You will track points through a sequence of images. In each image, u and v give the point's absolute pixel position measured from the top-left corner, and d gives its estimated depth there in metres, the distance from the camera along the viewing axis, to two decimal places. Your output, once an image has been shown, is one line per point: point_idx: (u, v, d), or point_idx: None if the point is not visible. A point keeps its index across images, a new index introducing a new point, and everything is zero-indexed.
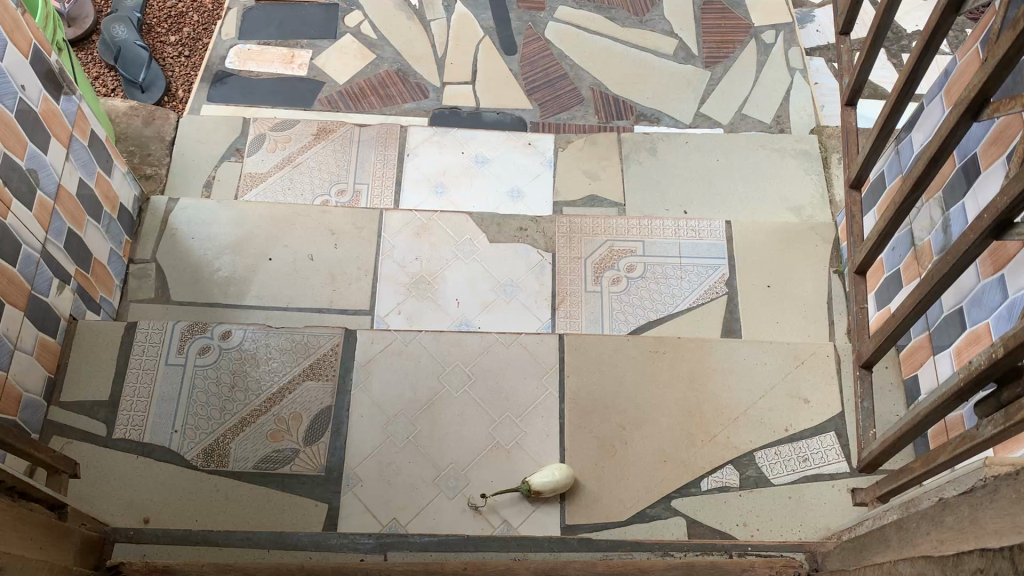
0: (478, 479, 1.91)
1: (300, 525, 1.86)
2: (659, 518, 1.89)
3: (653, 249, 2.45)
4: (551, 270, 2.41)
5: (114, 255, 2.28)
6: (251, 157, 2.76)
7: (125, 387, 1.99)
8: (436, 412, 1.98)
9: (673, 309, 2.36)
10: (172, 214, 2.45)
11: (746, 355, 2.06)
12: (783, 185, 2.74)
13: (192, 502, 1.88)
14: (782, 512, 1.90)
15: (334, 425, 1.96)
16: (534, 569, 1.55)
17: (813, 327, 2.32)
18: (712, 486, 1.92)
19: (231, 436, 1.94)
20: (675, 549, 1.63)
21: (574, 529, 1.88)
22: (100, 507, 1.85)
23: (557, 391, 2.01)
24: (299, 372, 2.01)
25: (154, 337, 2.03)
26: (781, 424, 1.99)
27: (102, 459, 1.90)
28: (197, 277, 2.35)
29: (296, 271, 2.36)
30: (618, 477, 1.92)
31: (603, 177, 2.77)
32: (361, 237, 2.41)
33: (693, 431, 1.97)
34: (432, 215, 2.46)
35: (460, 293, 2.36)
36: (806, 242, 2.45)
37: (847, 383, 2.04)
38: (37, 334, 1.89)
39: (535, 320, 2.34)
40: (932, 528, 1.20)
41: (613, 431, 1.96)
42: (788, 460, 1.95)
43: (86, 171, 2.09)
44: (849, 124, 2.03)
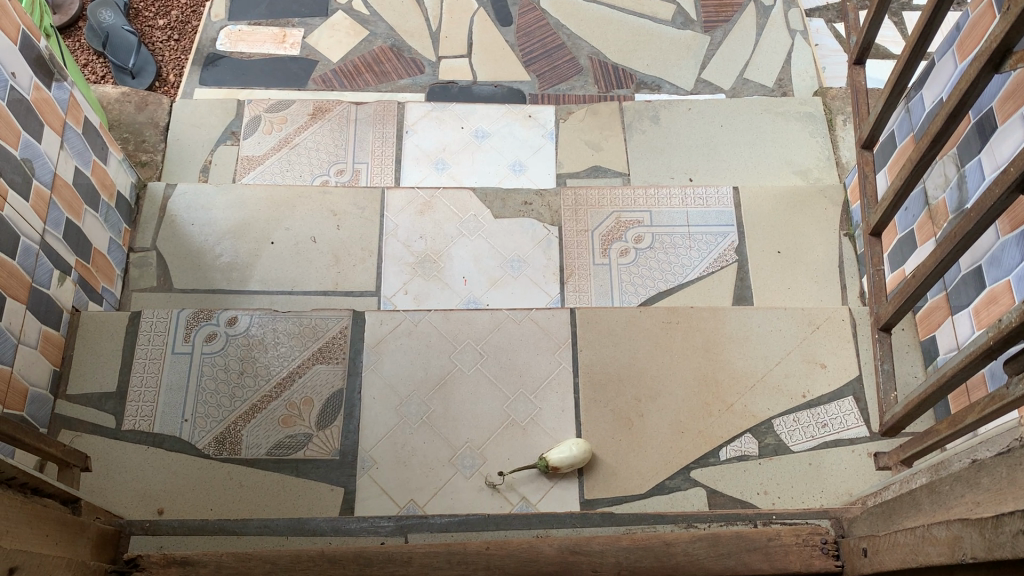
0: (494, 457, 1.89)
1: (317, 511, 1.84)
2: (678, 489, 1.87)
3: (661, 218, 2.41)
4: (557, 244, 2.38)
5: (114, 244, 2.24)
6: (248, 140, 2.72)
7: (132, 378, 1.95)
8: (449, 391, 1.95)
9: (683, 279, 2.33)
10: (171, 201, 2.41)
11: (760, 322, 2.03)
12: (789, 149, 2.70)
13: (205, 491, 1.85)
14: (802, 479, 1.88)
15: (346, 408, 1.93)
16: (557, 546, 1.53)
17: (825, 292, 2.29)
18: (732, 455, 1.90)
19: (242, 423, 1.91)
20: (699, 520, 1.61)
21: (593, 503, 1.86)
22: (113, 500, 1.83)
23: (570, 365, 1.98)
24: (308, 356, 1.98)
25: (159, 326, 2.00)
26: (799, 391, 1.97)
27: (112, 451, 1.87)
28: (199, 264, 2.32)
29: (299, 254, 2.32)
30: (636, 450, 1.90)
31: (606, 147, 2.73)
32: (364, 216, 2.37)
33: (710, 401, 1.95)
34: (433, 191, 2.42)
35: (467, 270, 2.33)
36: (815, 206, 2.41)
37: (863, 347, 2.01)
38: (40, 327, 1.86)
39: (544, 295, 2.31)
40: (968, 490, 1.17)
41: (628, 404, 1.94)
42: (807, 427, 1.93)
43: (82, 160, 2.05)
44: (859, 83, 1.99)
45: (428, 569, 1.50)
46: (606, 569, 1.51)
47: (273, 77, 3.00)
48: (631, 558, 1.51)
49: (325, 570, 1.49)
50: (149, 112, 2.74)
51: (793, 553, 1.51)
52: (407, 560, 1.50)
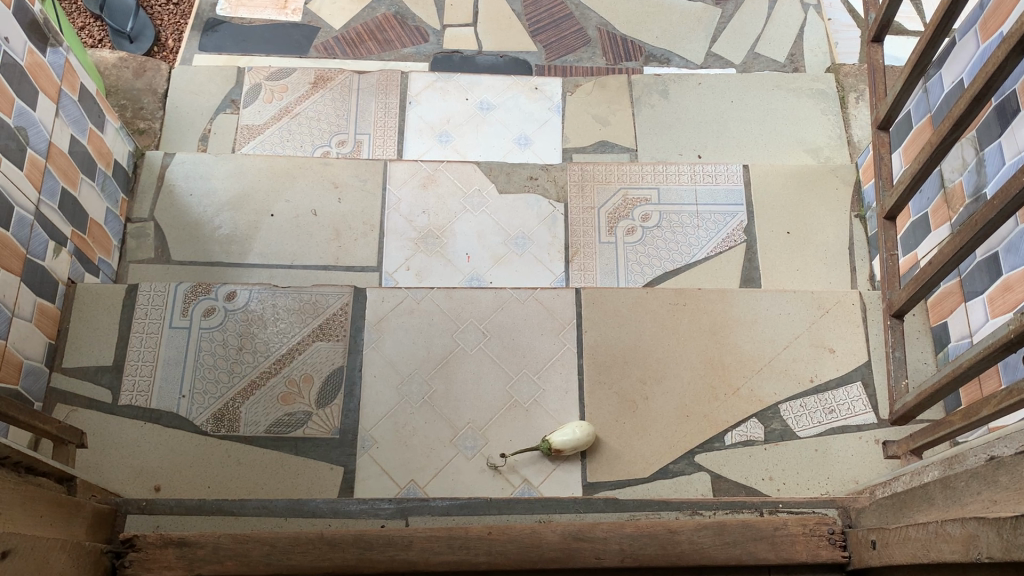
0: (496, 438, 1.86)
1: (317, 490, 1.82)
2: (682, 474, 1.84)
3: (669, 196, 2.37)
4: (563, 221, 2.33)
5: (110, 214, 2.20)
6: (248, 109, 2.66)
7: (128, 352, 1.92)
8: (451, 370, 1.92)
9: (690, 260, 2.29)
10: (169, 170, 2.36)
11: (769, 305, 2.00)
12: (799, 127, 2.64)
13: (203, 468, 1.83)
14: (808, 465, 1.85)
15: (347, 386, 1.90)
16: (561, 532, 1.50)
17: (835, 274, 2.26)
18: (737, 440, 1.88)
19: (240, 400, 1.88)
20: (704, 508, 1.59)
21: (596, 486, 1.83)
22: (109, 476, 1.80)
23: (575, 346, 1.94)
24: (308, 333, 1.94)
25: (157, 299, 1.96)
26: (807, 375, 1.94)
27: (109, 427, 1.85)
28: (197, 236, 2.28)
29: (300, 227, 2.28)
30: (640, 433, 1.87)
31: (613, 121, 2.68)
32: (366, 190, 2.33)
33: (716, 385, 1.92)
34: (437, 165, 2.37)
35: (470, 247, 2.29)
36: (826, 186, 2.37)
37: (873, 331, 1.98)
38: (34, 299, 1.82)
39: (549, 274, 2.27)
40: (985, 488, 1.14)
41: (633, 386, 1.91)
42: (814, 412, 1.90)
43: (78, 128, 2.00)
44: (877, 61, 1.93)
45: (429, 553, 1.48)
46: (609, 557, 1.48)
47: (275, 43, 2.94)
48: (635, 546, 1.49)
49: (324, 553, 1.47)
50: (148, 78, 2.69)
51: (800, 543, 1.50)
52: (408, 545, 1.48)
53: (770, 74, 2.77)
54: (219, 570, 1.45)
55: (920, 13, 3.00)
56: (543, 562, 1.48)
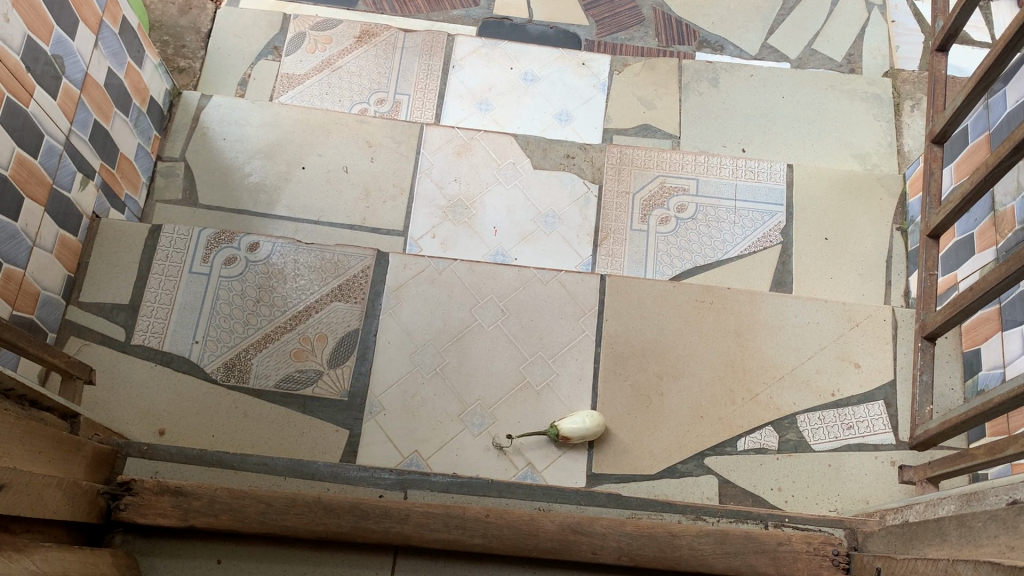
0: (505, 419, 1.84)
1: (319, 452, 1.80)
2: (689, 475, 1.81)
3: (707, 188, 2.31)
4: (595, 203, 2.28)
5: (142, 151, 2.18)
6: (289, 58, 2.62)
7: (146, 292, 1.91)
8: (466, 345, 1.89)
9: (722, 256, 2.23)
10: (205, 112, 2.33)
11: (797, 312, 1.95)
12: (849, 131, 2.57)
13: (208, 417, 1.82)
14: (819, 480, 1.81)
15: (360, 349, 1.88)
16: (559, 523, 1.47)
17: (868, 286, 2.20)
18: (749, 447, 1.84)
19: (253, 352, 1.87)
20: (707, 514, 1.56)
21: (600, 478, 1.81)
22: (116, 414, 1.80)
23: (594, 333, 1.91)
24: (327, 292, 1.92)
25: (179, 243, 1.94)
26: (828, 389, 1.89)
27: (119, 365, 1.84)
28: (227, 181, 2.25)
29: (330, 183, 2.25)
30: (650, 429, 1.84)
31: (658, 106, 2.61)
32: (399, 152, 2.29)
33: (733, 388, 1.88)
34: (474, 134, 2.33)
35: (499, 220, 2.25)
36: (870, 195, 2.30)
37: (901, 351, 1.93)
38: (57, 230, 1.81)
39: (576, 256, 2.23)
40: (1003, 532, 1.10)
41: (649, 380, 1.87)
42: (831, 427, 1.86)
43: (116, 61, 1.97)
44: (939, 72, 1.86)
45: (424, 529, 1.46)
46: (606, 553, 1.46)
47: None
48: (633, 545, 1.46)
49: (319, 518, 1.46)
50: (193, 18, 2.67)
51: (802, 561, 1.45)
52: (403, 518, 1.46)
53: (825, 72, 2.69)
54: (212, 523, 1.45)
55: (989, 24, 2.89)
56: (538, 551, 1.45)
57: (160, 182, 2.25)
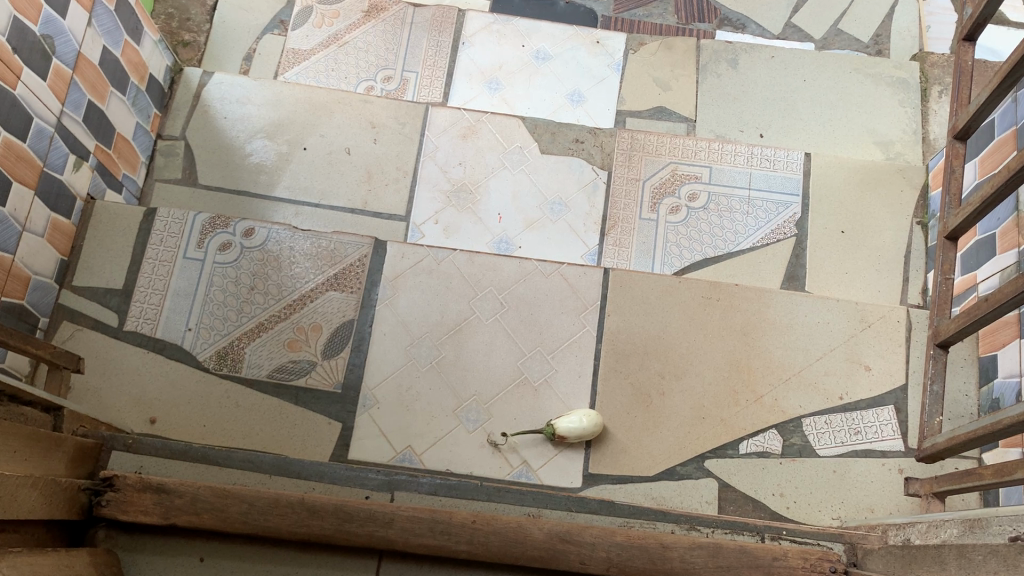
0: (501, 415, 1.80)
1: (311, 445, 1.77)
2: (689, 477, 1.77)
3: (720, 176, 2.23)
4: (604, 190, 2.22)
5: (140, 130, 2.14)
6: (295, 33, 2.55)
7: (140, 277, 1.88)
8: (464, 338, 1.85)
9: (733, 248, 2.16)
10: (207, 90, 2.28)
11: (807, 311, 1.88)
12: (872, 117, 2.47)
13: (200, 406, 1.79)
14: (823, 486, 1.76)
15: (355, 341, 1.84)
16: (547, 531, 1.43)
17: (884, 282, 2.12)
18: (752, 450, 1.79)
19: (246, 341, 1.84)
20: (702, 524, 1.51)
21: (596, 479, 1.76)
22: (107, 401, 1.78)
23: (595, 329, 1.86)
24: (323, 281, 1.88)
25: (174, 228, 1.91)
26: (836, 392, 1.83)
27: (111, 352, 1.82)
28: (227, 161, 2.21)
29: (332, 164, 2.20)
30: (650, 430, 1.79)
31: (674, 87, 2.53)
32: (403, 134, 2.24)
33: (738, 389, 1.82)
34: (480, 116, 2.27)
35: (503, 207, 2.19)
36: (890, 187, 2.21)
37: (914, 354, 1.86)
38: (48, 214, 1.78)
39: (582, 245, 2.17)
40: (1003, 569, 1.04)
41: (650, 379, 1.82)
42: (837, 431, 1.80)
43: (111, 39, 1.93)
44: (965, 63, 1.76)
45: (409, 534, 1.42)
46: (594, 563, 1.41)
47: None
48: (623, 556, 1.42)
49: (302, 519, 1.43)
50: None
51: None
52: (388, 522, 1.42)
53: (849, 54, 2.58)
54: (194, 522, 1.42)
55: None
56: (524, 559, 1.42)
57: (161, 162, 2.21)
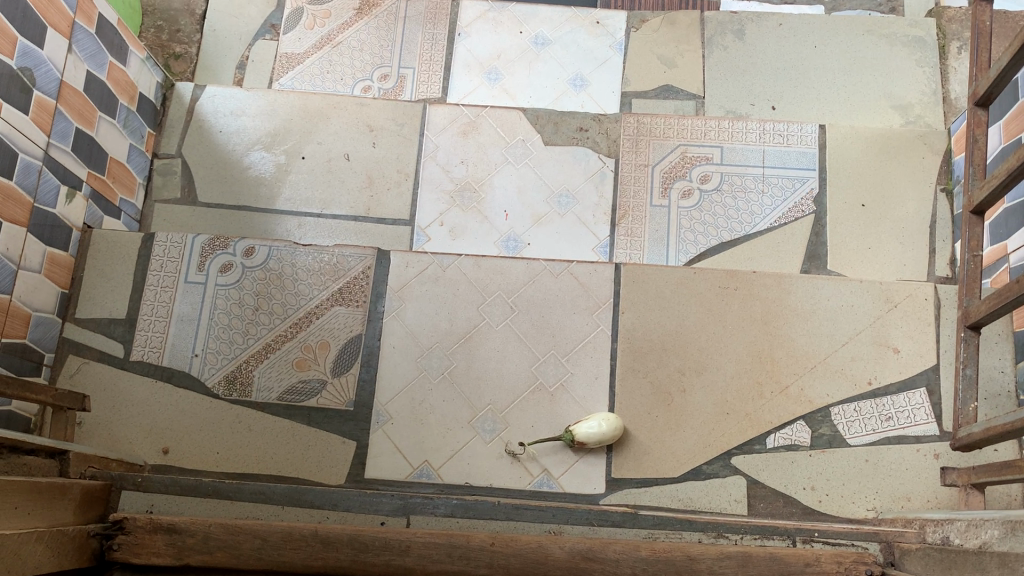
0: (518, 424, 1.75)
1: (327, 466, 1.73)
2: (716, 476, 1.71)
3: (733, 156, 2.15)
4: (612, 178, 2.14)
5: (134, 151, 2.10)
6: (287, 36, 2.49)
7: (142, 305, 1.85)
8: (475, 346, 1.80)
9: (750, 230, 2.08)
10: (199, 103, 2.23)
11: (830, 295, 1.80)
12: (889, 80, 2.37)
13: (212, 433, 1.76)
14: (856, 477, 1.70)
15: (364, 356, 1.79)
16: (569, 549, 1.38)
17: (910, 255, 2.04)
18: (780, 444, 1.73)
19: (254, 364, 1.80)
20: (730, 531, 1.46)
21: (620, 483, 1.71)
22: (118, 434, 1.76)
23: (609, 328, 1.79)
24: (327, 297, 1.83)
25: (173, 251, 1.87)
26: (865, 377, 1.76)
27: (119, 383, 1.79)
28: (225, 176, 2.16)
29: (332, 171, 2.15)
30: (672, 429, 1.73)
31: (680, 64, 2.44)
32: (402, 135, 2.18)
33: (761, 381, 1.75)
34: (480, 110, 2.20)
35: (509, 204, 2.12)
36: (911, 154, 2.12)
37: (945, 332, 1.78)
38: (44, 248, 1.75)
39: (593, 238, 2.10)
40: None
41: (670, 377, 1.75)
42: (868, 419, 1.74)
43: (95, 63, 1.88)
44: (983, 23, 1.66)
45: (427, 561, 1.38)
46: None
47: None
48: (649, 571, 1.37)
49: (317, 552, 1.39)
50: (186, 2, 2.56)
51: None
52: (404, 549, 1.38)
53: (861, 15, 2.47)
54: (207, 561, 1.38)
55: None
56: None
57: (158, 181, 2.17)
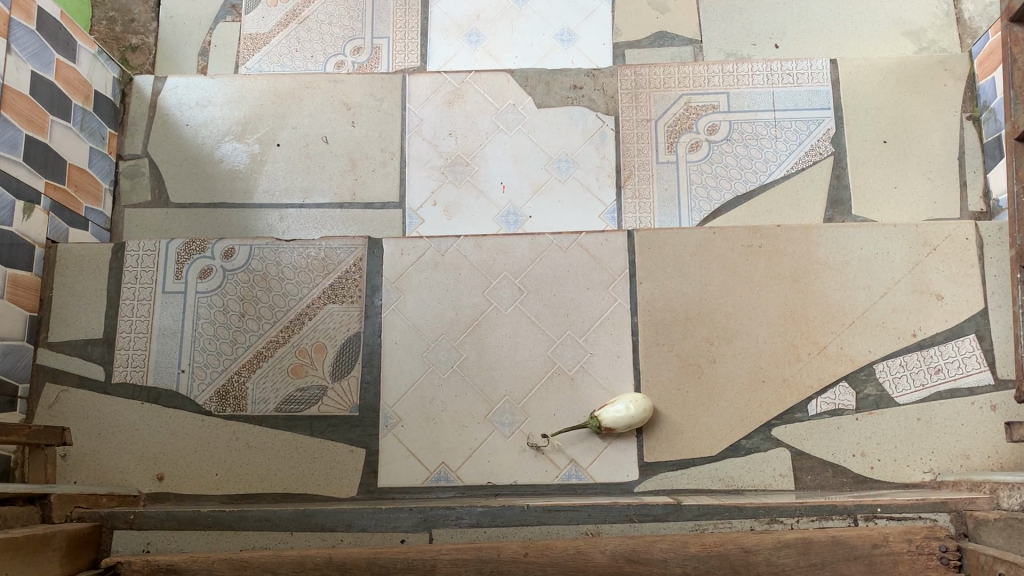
0: (538, 413, 1.61)
1: (336, 477, 1.60)
2: (757, 451, 1.58)
3: (740, 101, 1.99)
4: (613, 137, 1.99)
5: (95, 155, 1.94)
6: (250, 15, 2.32)
7: (120, 322, 1.70)
8: (484, 334, 1.65)
9: (766, 179, 1.93)
10: (161, 97, 2.07)
11: (862, 243, 1.66)
12: (898, 4, 2.20)
13: (209, 454, 1.63)
14: (908, 438, 1.57)
15: (365, 355, 1.65)
16: (610, 553, 1.25)
17: (940, 191, 1.89)
18: (823, 410, 1.59)
19: (247, 374, 1.66)
20: (783, 514, 1.33)
21: (654, 467, 1.58)
22: (109, 464, 1.62)
23: (627, 302, 1.65)
24: (318, 295, 1.68)
25: (147, 260, 1.72)
26: (908, 329, 1.62)
27: (103, 409, 1.65)
28: (198, 172, 2.01)
29: (311, 157, 1.99)
30: (706, 404, 1.59)
31: (673, 7, 2.27)
32: (382, 111, 2.02)
33: (797, 343, 1.61)
34: (464, 76, 2.04)
35: (505, 174, 1.97)
36: (931, 82, 1.96)
37: (990, 271, 1.64)
38: (4, 271, 1.59)
39: (598, 204, 1.95)
40: None
41: (698, 348, 1.62)
42: (915, 373, 1.60)
43: (40, 62, 1.71)
44: None
45: None
46: None
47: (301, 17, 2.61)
48: (701, 569, 1.24)
49: None
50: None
51: (904, 564, 1.22)
52: (430, 569, 1.25)
53: None
54: None
55: None
56: None
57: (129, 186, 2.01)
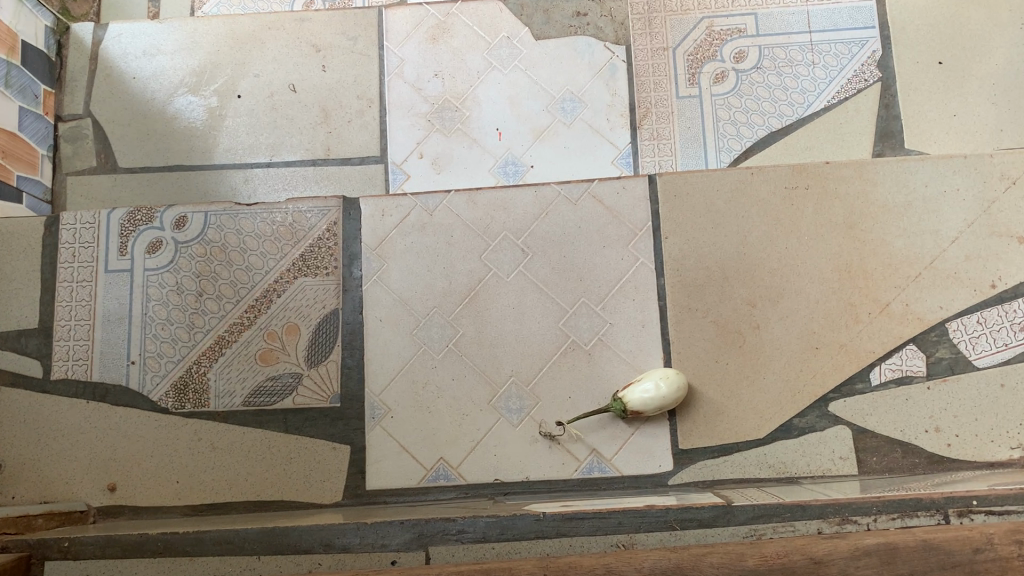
0: (552, 397, 1.37)
1: (316, 481, 1.36)
2: (812, 431, 1.34)
3: (770, 23, 1.72)
4: (625, 70, 1.71)
5: (26, 116, 1.67)
6: None
7: (57, 308, 1.45)
8: (484, 306, 1.40)
9: (804, 112, 1.67)
10: (103, 47, 1.79)
11: (927, 180, 1.40)
12: None
13: (168, 459, 1.39)
14: (991, 408, 1.32)
15: (345, 336, 1.40)
16: (648, 571, 1.01)
17: (1008, 118, 1.62)
18: (889, 379, 1.35)
19: (207, 364, 1.41)
20: (857, 512, 1.08)
21: (691, 454, 1.34)
22: (51, 475, 1.38)
23: (652, 261, 1.40)
24: (287, 267, 1.42)
25: (85, 235, 1.46)
26: (987, 279, 1.36)
27: (42, 411, 1.41)
28: (149, 131, 1.74)
29: (277, 109, 1.73)
30: (749, 378, 1.35)
31: None
32: (357, 52, 1.75)
33: (855, 301, 1.37)
34: (449, 7, 1.76)
35: (502, 119, 1.70)
36: None
37: None
38: None
39: (611, 149, 1.69)
40: None
41: (739, 312, 1.37)
42: (996, 331, 1.35)
43: None
44: None
45: None
46: None
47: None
48: None
49: None
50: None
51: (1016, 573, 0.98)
52: None
53: None
54: None
55: None
56: None
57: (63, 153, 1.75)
